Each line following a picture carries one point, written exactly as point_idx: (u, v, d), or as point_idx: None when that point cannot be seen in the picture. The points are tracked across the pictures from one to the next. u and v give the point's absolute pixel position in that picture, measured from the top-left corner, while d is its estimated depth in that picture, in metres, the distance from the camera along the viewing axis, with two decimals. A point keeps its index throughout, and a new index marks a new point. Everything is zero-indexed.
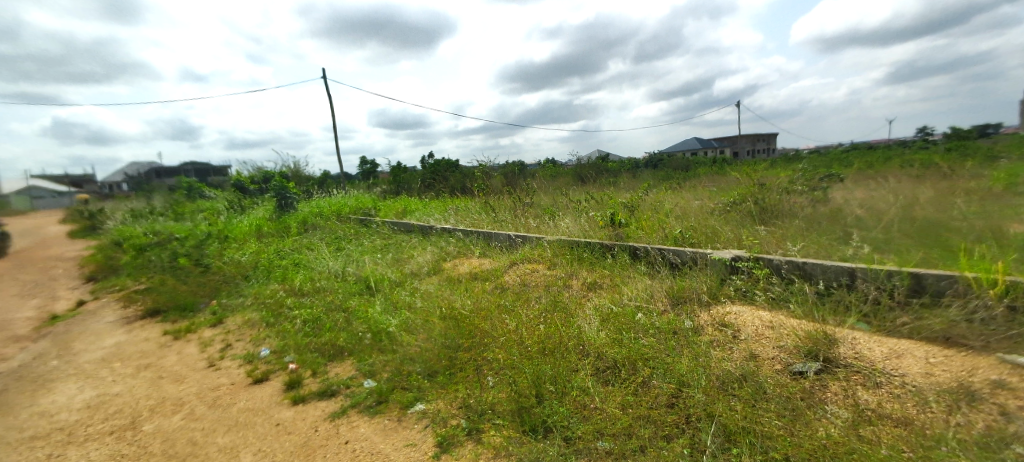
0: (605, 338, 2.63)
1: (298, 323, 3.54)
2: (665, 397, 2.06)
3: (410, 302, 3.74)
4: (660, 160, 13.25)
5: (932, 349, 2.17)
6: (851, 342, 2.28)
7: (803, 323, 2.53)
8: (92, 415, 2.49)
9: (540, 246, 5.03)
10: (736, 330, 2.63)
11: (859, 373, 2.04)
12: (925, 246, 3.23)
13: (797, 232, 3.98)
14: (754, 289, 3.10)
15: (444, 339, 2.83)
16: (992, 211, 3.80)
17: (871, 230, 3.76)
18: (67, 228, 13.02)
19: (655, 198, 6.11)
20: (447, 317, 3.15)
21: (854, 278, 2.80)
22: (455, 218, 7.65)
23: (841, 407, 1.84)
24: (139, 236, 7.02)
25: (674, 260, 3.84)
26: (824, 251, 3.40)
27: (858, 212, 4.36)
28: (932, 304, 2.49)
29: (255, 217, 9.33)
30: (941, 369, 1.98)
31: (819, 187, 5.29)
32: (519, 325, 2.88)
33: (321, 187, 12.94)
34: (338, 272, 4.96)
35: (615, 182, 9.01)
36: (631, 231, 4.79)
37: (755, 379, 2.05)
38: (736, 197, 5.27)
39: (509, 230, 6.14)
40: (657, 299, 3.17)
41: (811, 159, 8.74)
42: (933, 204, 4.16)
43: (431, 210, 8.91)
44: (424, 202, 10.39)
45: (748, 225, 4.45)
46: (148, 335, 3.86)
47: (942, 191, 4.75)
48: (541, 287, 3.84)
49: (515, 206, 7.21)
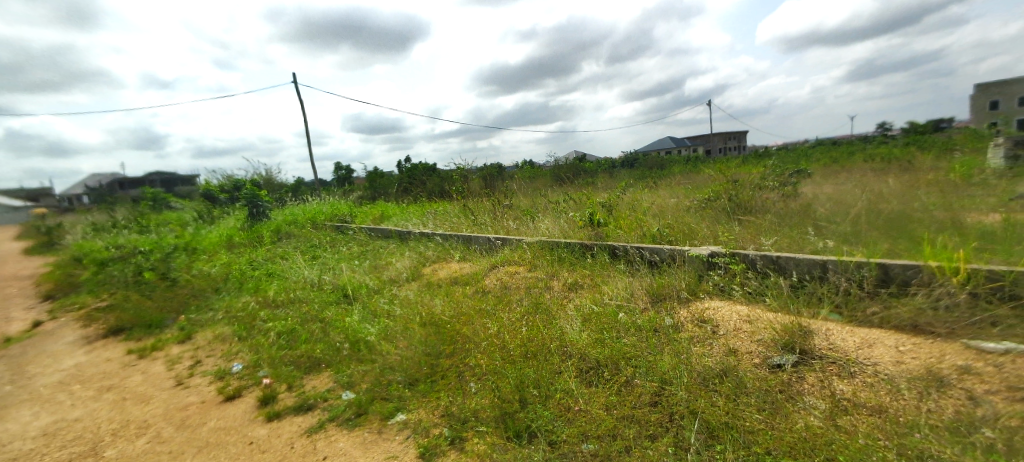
0: (587, 339, 2.62)
1: (272, 336, 3.42)
2: (648, 395, 2.06)
3: (390, 309, 3.66)
4: (636, 159, 13.44)
5: (902, 337, 2.24)
6: (825, 333, 2.34)
7: (779, 316, 2.59)
8: (48, 443, 2.34)
9: (520, 248, 5.02)
10: (715, 326, 2.66)
11: (834, 363, 2.09)
12: (891, 238, 3.35)
13: (770, 226, 4.08)
14: (731, 284, 3.15)
15: (424, 346, 2.78)
16: (951, 202, 3.98)
17: (840, 223, 3.88)
18: (22, 245, 12.35)
19: (632, 197, 6.19)
20: (427, 324, 3.10)
21: (826, 270, 2.87)
22: (434, 222, 7.57)
23: (818, 398, 1.87)
24: (101, 251, 6.69)
25: (652, 258, 3.88)
26: (796, 244, 3.49)
27: (826, 206, 4.50)
28: (899, 293, 2.57)
29: (226, 228, 9.03)
30: (911, 357, 2.04)
31: (789, 183, 5.45)
32: (501, 329, 2.86)
33: (295, 194, 12.63)
34: (314, 281, 4.82)
35: (593, 182, 9.09)
36: (610, 230, 4.82)
37: (735, 374, 2.07)
38: (711, 193, 5.38)
39: (489, 233, 6.11)
40: (638, 298, 3.18)
41: (780, 156, 9.03)
42: (896, 197, 4.33)
43: (409, 214, 8.81)
44: (402, 207, 10.25)
45: (723, 221, 4.54)
46: (112, 355, 3.67)
47: (904, 184, 4.96)
48: (522, 290, 3.82)
49: (494, 208, 7.18)
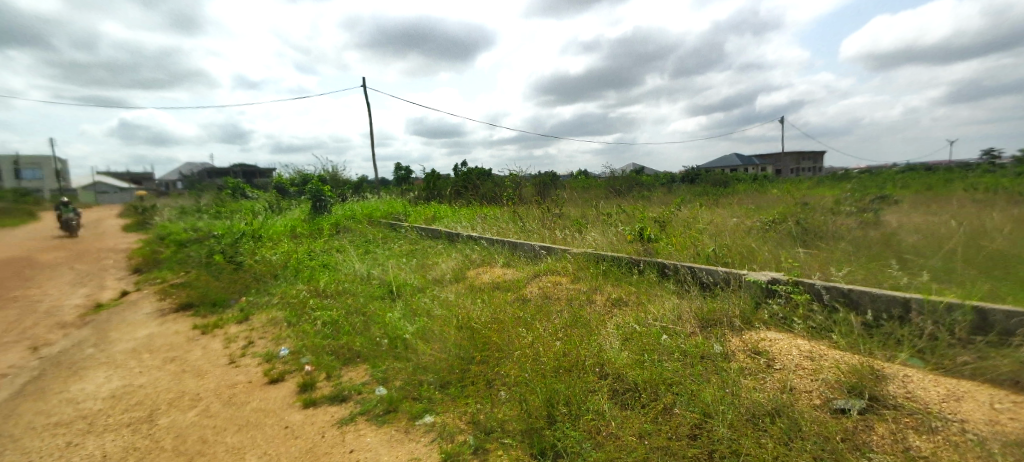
0: (626, 359, 2.48)
1: (318, 325, 3.58)
2: (687, 427, 1.90)
3: (429, 309, 3.70)
4: (696, 175, 12.85)
5: (998, 393, 1.92)
6: (902, 380, 2.05)
7: (848, 357, 2.32)
8: (114, 405, 2.56)
9: (565, 258, 4.92)
10: (771, 359, 2.44)
11: (911, 415, 1.82)
12: (992, 279, 2.91)
13: (843, 256, 3.70)
14: (793, 316, 2.87)
15: (458, 351, 2.77)
16: None
17: (929, 257, 3.44)
18: (123, 221, 13.95)
19: (689, 214, 5.89)
20: (463, 328, 3.10)
21: (907, 310, 2.53)
22: (482, 226, 7.65)
23: (887, 454, 1.63)
24: (182, 232, 7.38)
25: (705, 279, 3.64)
26: (873, 277, 3.13)
27: (913, 237, 4.02)
28: (999, 344, 2.20)
29: (291, 218, 9.67)
30: (1009, 417, 1.73)
31: (869, 209, 4.94)
32: (537, 340, 2.79)
33: (356, 191, 13.28)
34: (363, 275, 5.01)
35: (648, 196, 8.78)
36: (661, 247, 4.60)
37: (789, 414, 1.86)
38: (776, 216, 5.01)
39: (536, 241, 6.06)
40: (686, 321, 2.99)
41: (861, 179, 8.25)
42: (1002, 232, 3.77)
43: (459, 217, 8.96)
44: (454, 209, 10.47)
45: (788, 245, 4.19)
46: (179, 328, 4.00)
47: (1013, 218, 4.32)
48: (563, 301, 3.72)
49: (543, 216, 7.13)
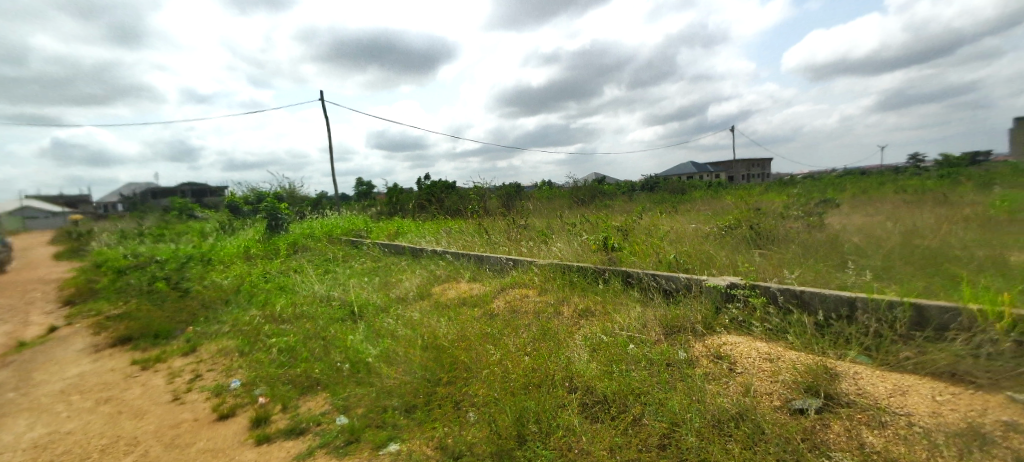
0: (595, 371, 2.48)
1: (273, 352, 3.38)
2: (657, 437, 1.90)
3: (393, 330, 3.58)
4: (655, 183, 13.27)
5: (938, 386, 2.05)
6: (853, 377, 2.15)
7: (803, 357, 2.41)
8: (35, 457, 2.30)
9: (531, 270, 4.92)
10: (732, 362, 2.50)
11: (863, 411, 1.90)
12: (926, 276, 3.14)
13: (794, 258, 3.88)
14: (750, 319, 2.97)
15: (424, 372, 2.68)
16: (990, 242, 3.74)
17: (870, 257, 3.66)
18: (54, 248, 12.81)
19: (650, 222, 6.05)
20: (429, 348, 3.02)
21: (854, 309, 2.66)
22: (447, 240, 7.54)
23: (845, 452, 1.68)
24: (121, 258, 6.85)
25: (667, 286, 3.72)
26: (822, 278, 3.30)
27: (855, 238, 4.28)
28: (935, 338, 2.34)
29: (244, 239, 9.20)
30: (949, 408, 1.84)
31: (815, 212, 5.23)
32: (505, 357, 2.74)
33: (315, 207, 12.84)
34: (323, 296, 4.81)
35: (611, 205, 8.97)
36: (624, 256, 4.67)
37: (752, 418, 1.90)
38: (732, 221, 5.22)
39: (501, 254, 6.03)
40: (651, 329, 3.02)
41: (806, 184, 8.79)
42: (931, 231, 4.08)
43: (424, 231, 8.82)
44: (418, 224, 10.30)
45: (743, 250, 4.36)
46: (115, 365, 3.67)
47: (939, 218, 4.70)
48: (530, 314, 3.69)
49: (508, 228, 7.12)
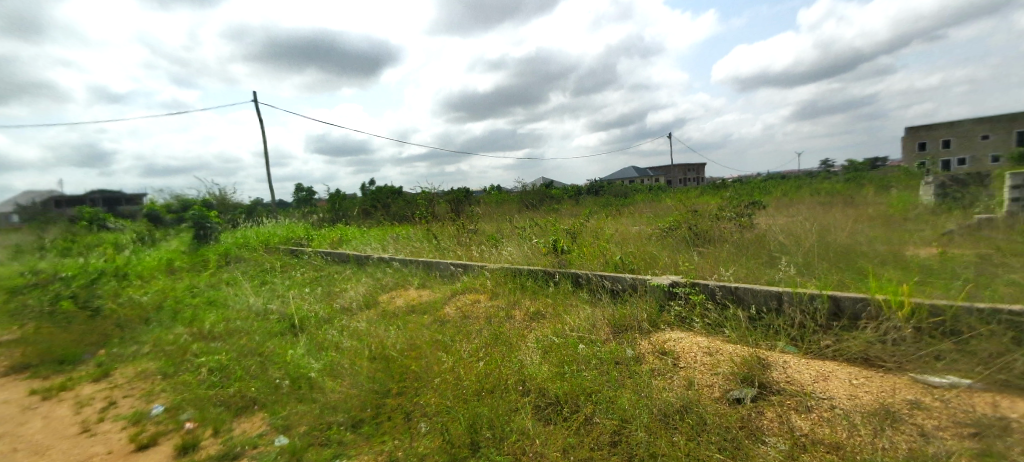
0: (547, 373, 2.50)
1: (202, 372, 3.10)
2: (608, 435, 1.94)
3: (338, 342, 3.41)
4: (600, 187, 13.72)
5: (854, 370, 2.26)
6: (782, 366, 2.33)
7: (738, 349, 2.58)
8: None
9: (482, 275, 4.89)
10: (676, 357, 2.62)
11: (792, 397, 2.05)
12: (840, 270, 3.47)
13: (729, 257, 4.15)
14: (691, 315, 3.13)
15: (372, 384, 2.58)
16: (889, 240, 4.21)
17: (793, 253, 4.00)
18: None
19: (596, 224, 6.23)
20: (377, 359, 2.92)
21: (781, 302, 2.88)
22: (394, 247, 7.33)
23: (778, 436, 1.81)
24: (14, 276, 6.01)
25: (614, 287, 3.84)
26: (753, 275, 3.55)
27: (780, 236, 4.65)
28: (850, 327, 2.58)
29: (167, 251, 8.40)
30: (864, 390, 2.03)
31: (745, 213, 5.63)
32: (456, 364, 2.70)
33: (249, 215, 12.00)
34: (259, 310, 4.48)
35: (559, 209, 9.14)
36: (573, 258, 4.77)
37: (695, 410, 2.00)
38: (672, 222, 5.49)
39: (451, 259, 5.95)
40: (600, 329, 3.10)
41: (735, 188, 9.47)
42: (843, 230, 4.53)
43: (369, 238, 8.51)
44: (363, 231, 9.93)
45: (683, 250, 4.61)
46: (7, 397, 3.19)
47: (848, 218, 5.23)
48: (482, 319, 3.65)
49: (457, 233, 7.04)
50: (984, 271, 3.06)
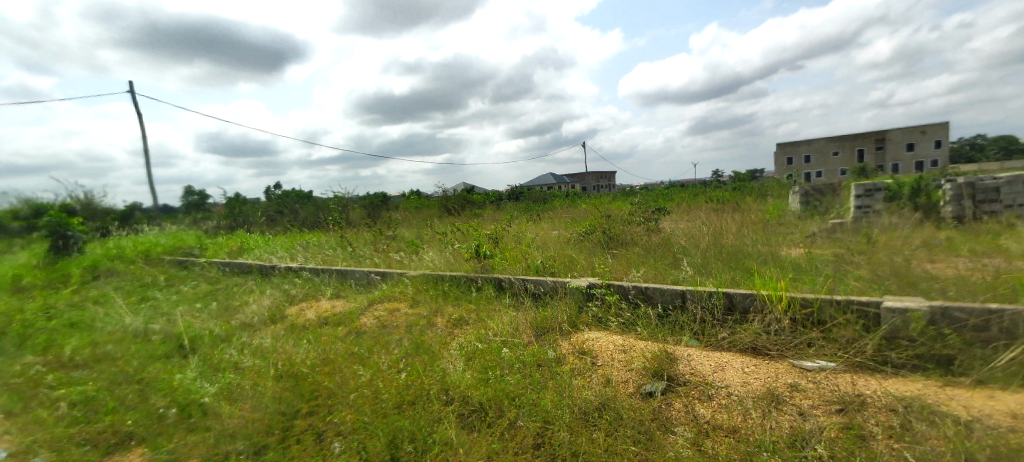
0: (470, 380, 2.47)
1: (60, 407, 2.57)
2: (531, 437, 1.96)
3: (237, 361, 3.06)
4: (520, 193, 13.98)
5: (745, 359, 2.54)
6: (687, 359, 2.54)
7: (649, 345, 2.77)
8: None
9: (401, 283, 4.72)
10: (594, 356, 2.74)
11: (696, 387, 2.25)
12: (730, 269, 3.91)
13: (639, 258, 4.47)
14: (607, 315, 3.31)
15: (278, 405, 2.35)
16: (768, 242, 4.83)
17: (693, 254, 4.42)
18: None
19: (518, 229, 6.34)
20: (284, 378, 2.68)
21: (685, 300, 3.15)
22: (304, 255, 6.80)
23: (684, 425, 1.96)
24: None
25: (537, 290, 3.91)
26: (660, 275, 3.85)
27: (682, 238, 5.10)
28: (741, 320, 2.90)
29: (10, 265, 6.93)
30: (754, 377, 2.29)
31: (652, 218, 6.09)
32: (375, 377, 2.56)
33: (124, 222, 10.35)
34: (138, 331, 3.87)
35: (480, 214, 9.17)
36: (496, 263, 4.79)
37: (612, 406, 2.10)
38: (588, 227, 5.76)
39: (368, 267, 5.67)
40: (523, 332, 3.14)
41: (642, 194, 10.25)
42: (732, 233, 5.10)
43: (275, 246, 7.81)
44: (268, 238, 9.10)
45: (599, 253, 4.87)
46: None
47: (735, 222, 5.92)
48: (402, 329, 3.51)
49: (375, 240, 6.74)
50: (839, 268, 3.62)
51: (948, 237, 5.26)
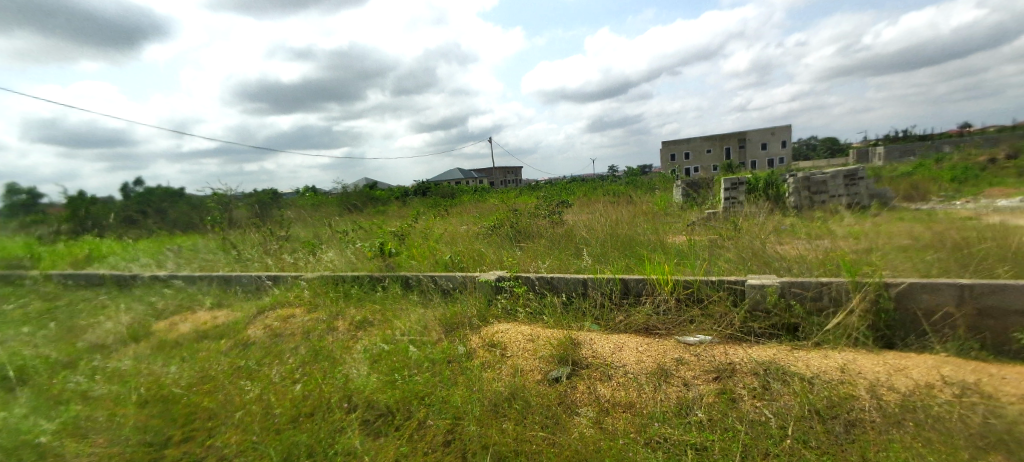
0: (376, 383, 2.34)
1: None
2: (441, 435, 1.92)
3: (87, 390, 2.54)
4: (427, 189, 13.67)
5: (639, 339, 2.78)
6: (589, 343, 2.70)
7: (554, 333, 2.89)
8: None
9: (297, 286, 4.34)
10: (503, 348, 2.78)
11: (596, 369, 2.40)
12: (625, 257, 4.24)
13: (544, 250, 4.64)
14: (516, 306, 3.38)
15: (144, 435, 2.01)
16: (657, 231, 5.33)
17: (593, 244, 4.70)
18: None
19: (425, 225, 6.20)
20: (151, 403, 2.29)
21: (586, 287, 3.33)
22: (176, 261, 5.90)
23: (587, 405, 2.08)
24: None
25: (445, 286, 3.85)
26: (564, 265, 4.05)
27: (583, 228, 5.40)
28: (635, 302, 3.16)
29: None
30: (646, 355, 2.51)
31: (556, 212, 6.35)
32: (265, 391, 2.32)
33: None
34: None
35: (385, 211, 8.78)
36: (402, 261, 4.62)
37: (521, 396, 2.15)
38: (496, 222, 5.83)
39: (257, 271, 5.11)
40: (431, 329, 3.09)
41: (547, 189, 10.70)
42: (626, 223, 5.54)
43: (137, 253, 6.67)
44: (127, 244, 7.73)
45: (507, 246, 4.96)
46: None
47: (629, 214, 6.43)
48: (297, 336, 3.22)
49: (264, 241, 6.09)
50: (713, 252, 4.13)
51: (792, 223, 6.29)
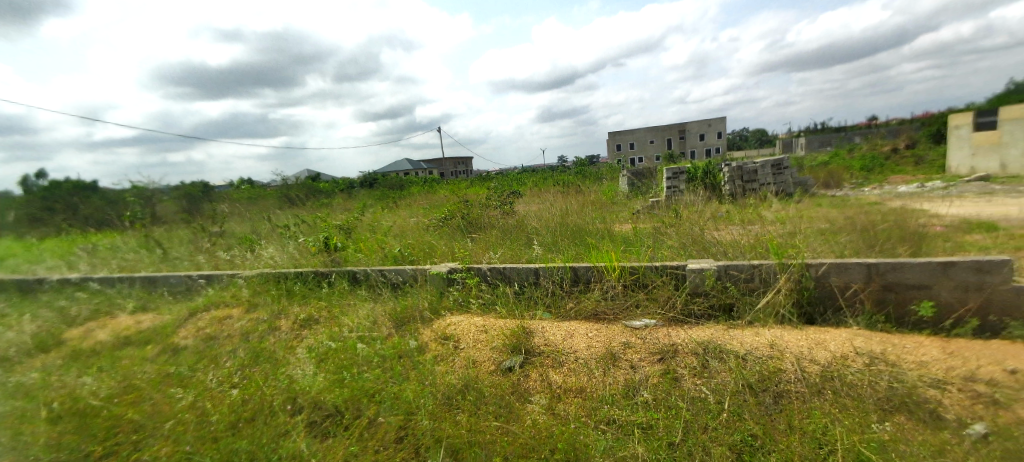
0: (323, 382, 2.25)
1: None
2: (393, 432, 1.88)
3: None
4: (375, 180, 13.23)
5: (589, 325, 2.86)
6: (541, 331, 2.75)
7: (507, 323, 2.91)
8: None
9: (234, 285, 4.06)
10: (456, 340, 2.76)
11: (548, 357, 2.45)
12: (575, 245, 4.34)
13: (496, 241, 4.64)
14: (468, 298, 3.36)
15: (56, 455, 1.80)
16: (604, 220, 5.48)
17: (544, 234, 4.76)
18: None
19: (373, 218, 5.99)
20: (65, 419, 2.06)
21: (538, 276, 3.38)
22: (90, 261, 5.32)
23: (540, 392, 2.12)
24: None
25: (395, 279, 3.75)
26: (515, 255, 4.07)
27: (534, 218, 5.46)
28: (585, 289, 3.24)
29: None
30: (596, 340, 2.60)
31: (507, 202, 6.36)
32: (200, 398, 2.16)
33: None
34: None
35: (329, 203, 8.40)
36: (349, 255, 4.45)
37: (475, 387, 2.15)
38: (446, 213, 5.75)
39: (188, 270, 4.72)
40: (381, 324, 3.00)
41: (498, 179, 10.69)
42: (576, 212, 5.66)
43: (42, 254, 5.95)
44: (28, 244, 6.86)
45: (458, 237, 4.91)
46: None
47: (578, 203, 6.58)
48: (236, 338, 3.02)
49: (194, 238, 5.63)
50: (657, 239, 4.32)
51: (728, 210, 6.71)
